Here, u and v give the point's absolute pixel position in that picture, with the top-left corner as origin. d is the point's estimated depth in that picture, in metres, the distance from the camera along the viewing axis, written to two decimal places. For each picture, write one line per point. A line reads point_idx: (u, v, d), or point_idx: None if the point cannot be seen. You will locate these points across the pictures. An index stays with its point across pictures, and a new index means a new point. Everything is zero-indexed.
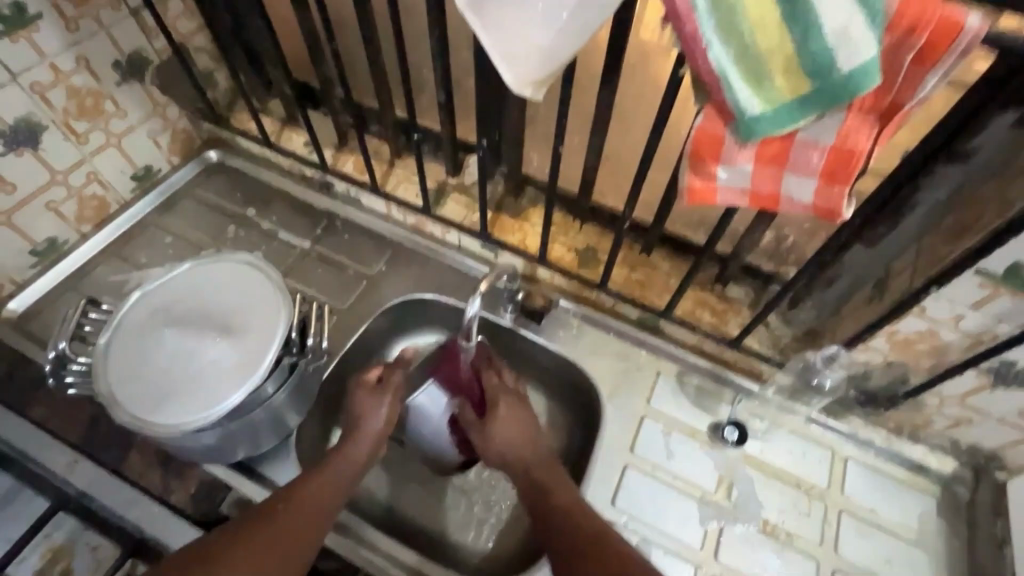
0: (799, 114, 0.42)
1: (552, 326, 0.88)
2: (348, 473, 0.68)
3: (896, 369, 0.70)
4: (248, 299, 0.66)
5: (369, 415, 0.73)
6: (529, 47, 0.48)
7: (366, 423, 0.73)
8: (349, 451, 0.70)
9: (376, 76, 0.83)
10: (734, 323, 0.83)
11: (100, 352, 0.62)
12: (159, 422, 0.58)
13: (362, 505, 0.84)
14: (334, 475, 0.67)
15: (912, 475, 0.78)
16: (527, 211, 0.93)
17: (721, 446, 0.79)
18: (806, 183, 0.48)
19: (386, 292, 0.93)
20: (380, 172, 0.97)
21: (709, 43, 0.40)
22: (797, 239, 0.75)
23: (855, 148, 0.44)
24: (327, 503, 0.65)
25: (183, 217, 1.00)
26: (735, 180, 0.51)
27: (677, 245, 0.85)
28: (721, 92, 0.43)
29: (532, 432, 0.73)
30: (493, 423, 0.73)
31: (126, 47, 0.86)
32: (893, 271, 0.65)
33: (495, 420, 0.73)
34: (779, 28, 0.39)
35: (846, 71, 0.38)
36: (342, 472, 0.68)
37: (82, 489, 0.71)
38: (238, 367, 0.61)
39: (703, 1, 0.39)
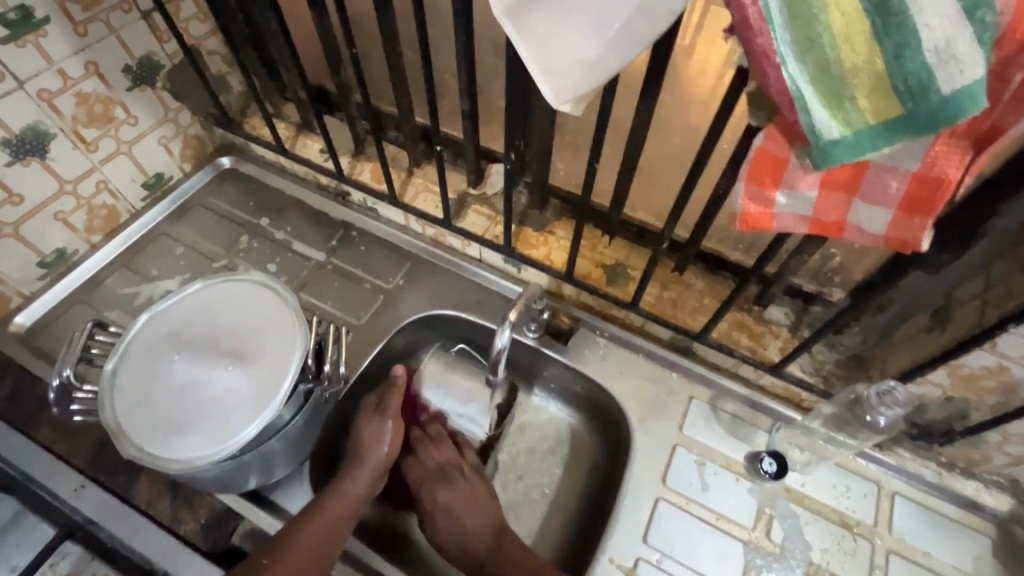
0: (882, 140, 0.37)
1: (578, 346, 0.84)
2: (342, 515, 0.65)
3: (956, 405, 0.64)
4: (262, 323, 0.62)
5: (369, 434, 0.71)
6: (575, 60, 0.43)
7: (368, 445, 0.70)
8: (348, 486, 0.68)
9: (396, 82, 0.79)
10: (774, 347, 0.78)
11: (107, 378, 0.58)
12: (168, 456, 0.54)
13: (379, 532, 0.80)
14: (331, 517, 0.64)
15: (965, 513, 0.73)
16: (553, 224, 0.88)
17: (759, 478, 0.74)
18: (880, 212, 0.44)
19: (403, 308, 0.89)
20: (398, 181, 0.93)
21: (784, 57, 0.36)
22: (844, 259, 0.70)
23: (943, 177, 0.39)
24: (326, 546, 0.62)
25: (194, 227, 0.97)
26: (796, 206, 0.46)
27: (712, 263, 0.80)
28: (794, 113, 0.38)
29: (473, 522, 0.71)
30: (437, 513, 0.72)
31: (137, 51, 0.83)
32: (955, 300, 0.60)
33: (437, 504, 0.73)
34: (869, 42, 0.34)
35: (947, 93, 0.33)
36: (335, 511, 0.65)
37: (90, 516, 0.69)
38: (251, 397, 0.57)
39: (779, 12, 0.35)
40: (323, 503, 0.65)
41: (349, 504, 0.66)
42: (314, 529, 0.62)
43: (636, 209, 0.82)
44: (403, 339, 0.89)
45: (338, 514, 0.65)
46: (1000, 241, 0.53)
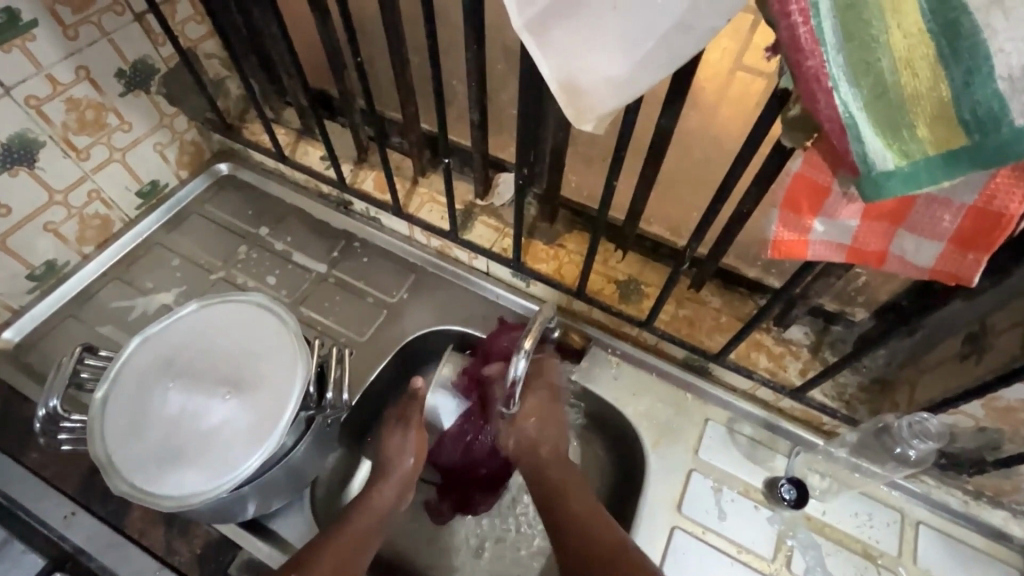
0: (944, 172, 0.33)
1: (590, 365, 0.81)
2: (364, 534, 0.62)
3: (988, 435, 0.62)
4: (261, 348, 0.59)
5: (394, 451, 0.69)
6: (601, 79, 0.40)
7: (393, 461, 0.68)
8: (373, 498, 0.66)
9: (402, 89, 0.75)
10: (794, 369, 0.75)
11: (97, 408, 0.55)
12: (160, 493, 0.51)
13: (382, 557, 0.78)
14: (353, 534, 0.62)
15: (992, 543, 0.70)
16: (563, 237, 0.85)
17: (778, 506, 0.71)
18: (928, 245, 0.40)
19: (407, 323, 0.86)
20: (402, 191, 0.90)
21: (836, 81, 0.33)
22: (870, 280, 0.67)
23: (1004, 212, 0.36)
24: (354, 557, 0.60)
25: (191, 237, 0.93)
26: (835, 235, 0.44)
27: (730, 280, 0.77)
28: (844, 142, 0.35)
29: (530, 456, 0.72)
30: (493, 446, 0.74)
31: (131, 55, 0.79)
32: (991, 328, 0.57)
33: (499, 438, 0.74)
34: (932, 67, 0.31)
35: (1021, 125, 0.30)
36: (359, 529, 0.62)
37: (80, 545, 0.66)
38: (249, 429, 0.54)
39: (833, 34, 0.32)
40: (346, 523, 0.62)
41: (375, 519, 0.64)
42: (339, 550, 0.59)
43: (651, 222, 0.79)
44: (407, 356, 0.86)
45: (361, 532, 0.62)
46: None
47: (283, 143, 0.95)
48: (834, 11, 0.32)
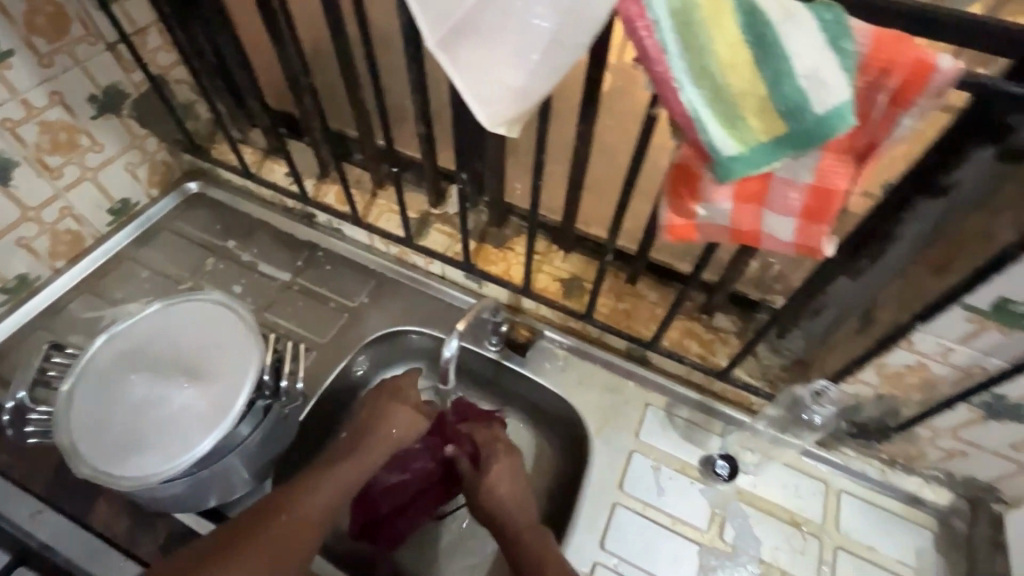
0: (774, 154, 0.41)
1: (538, 357, 0.86)
2: (348, 481, 0.66)
3: (887, 402, 0.68)
4: (219, 342, 0.64)
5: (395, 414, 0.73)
6: (503, 88, 0.46)
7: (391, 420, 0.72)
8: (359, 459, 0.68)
9: (356, 107, 0.82)
10: (723, 353, 0.81)
11: (63, 400, 0.59)
12: (121, 474, 0.55)
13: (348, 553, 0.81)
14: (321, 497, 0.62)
15: (909, 508, 0.76)
16: (512, 240, 0.92)
17: (712, 480, 0.77)
18: (786, 222, 0.47)
19: (367, 325, 0.91)
20: (362, 203, 0.96)
21: (682, 83, 0.40)
22: (783, 267, 0.74)
23: (834, 187, 0.43)
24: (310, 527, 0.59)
25: (161, 251, 0.98)
26: (715, 218, 0.49)
27: (663, 274, 0.84)
28: (695, 133, 0.41)
29: (522, 491, 0.73)
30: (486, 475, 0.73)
31: (103, 81, 0.85)
32: (880, 303, 0.64)
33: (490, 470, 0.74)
34: (751, 69, 0.38)
35: (821, 112, 0.38)
36: (334, 485, 0.64)
37: (44, 542, 0.69)
38: (207, 412, 0.58)
39: (674, 43, 0.39)
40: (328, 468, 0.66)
41: (353, 472, 0.67)
42: (322, 505, 0.62)
43: (590, 224, 0.85)
44: (367, 356, 0.90)
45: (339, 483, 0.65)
46: (913, 245, 0.58)
47: (250, 161, 1.02)
48: (673, 26, 0.39)
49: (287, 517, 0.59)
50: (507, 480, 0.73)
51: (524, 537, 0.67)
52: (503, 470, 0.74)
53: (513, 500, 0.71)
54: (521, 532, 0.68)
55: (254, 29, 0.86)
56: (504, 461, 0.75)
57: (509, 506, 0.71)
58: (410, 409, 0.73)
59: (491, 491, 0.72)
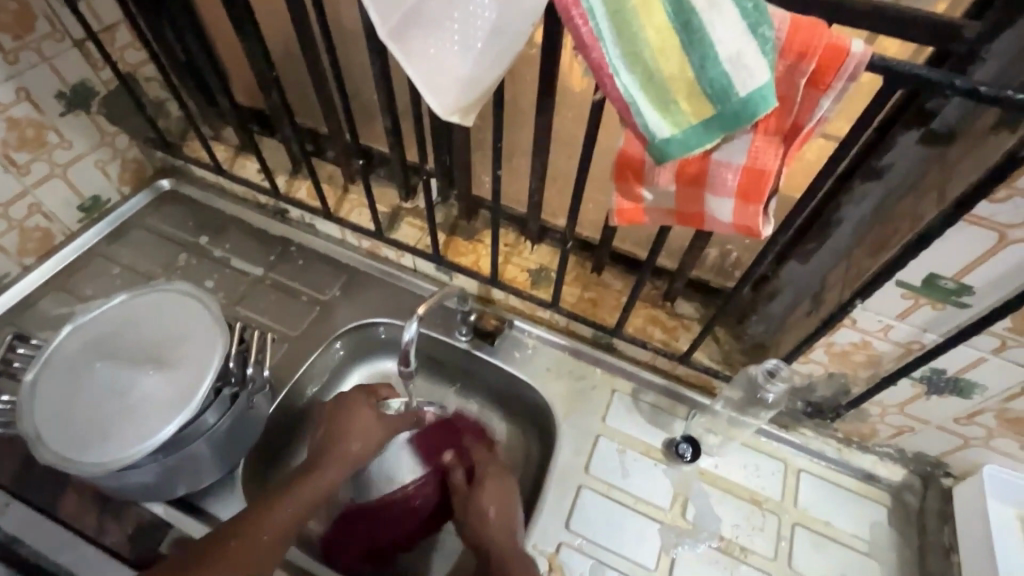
0: (705, 136, 0.43)
1: (506, 347, 0.88)
2: (314, 501, 0.65)
3: (838, 380, 0.71)
4: (185, 330, 0.65)
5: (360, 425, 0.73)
6: (452, 76, 0.48)
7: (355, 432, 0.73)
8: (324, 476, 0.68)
9: (324, 102, 0.84)
10: (685, 339, 0.84)
11: (27, 390, 0.61)
12: (83, 460, 0.56)
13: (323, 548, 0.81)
14: (286, 512, 0.63)
15: (864, 484, 0.78)
16: (481, 233, 0.93)
17: (676, 462, 0.79)
18: (724, 203, 0.49)
19: (338, 317, 0.92)
20: (334, 198, 0.97)
21: (616, 69, 0.42)
22: (740, 254, 0.76)
23: (765, 168, 0.46)
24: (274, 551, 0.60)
25: (132, 247, 0.98)
26: (660, 200, 0.52)
27: (627, 263, 0.87)
28: (631, 117, 0.44)
29: (512, 511, 0.74)
30: (478, 493, 0.75)
31: (70, 78, 0.86)
32: (827, 284, 0.66)
33: (482, 488, 0.75)
34: (679, 55, 0.40)
35: (744, 95, 0.40)
36: (297, 505, 0.64)
37: (11, 534, 0.69)
38: (170, 399, 0.59)
39: (607, 31, 0.41)
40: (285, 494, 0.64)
41: (312, 497, 0.65)
42: (276, 531, 0.61)
43: (556, 216, 0.87)
44: (341, 347, 0.92)
45: (296, 509, 0.63)
46: (855, 227, 0.61)
47: (222, 158, 1.02)
48: (605, 14, 0.41)
49: (265, 526, 0.61)
50: (500, 498, 0.74)
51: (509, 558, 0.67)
52: (492, 491, 0.75)
53: (500, 524, 0.72)
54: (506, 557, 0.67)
55: (222, 26, 0.87)
56: (493, 482, 0.76)
57: (496, 530, 0.71)
58: (369, 427, 0.73)
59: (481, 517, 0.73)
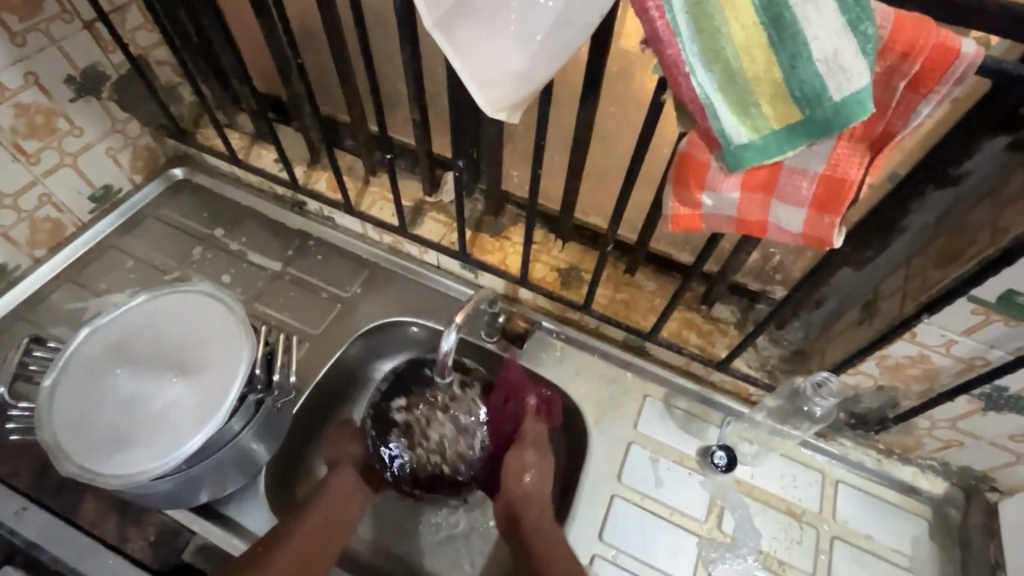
0: (786, 143, 0.40)
1: (535, 349, 0.85)
2: (319, 533, 0.65)
3: (886, 393, 0.69)
4: (210, 334, 0.62)
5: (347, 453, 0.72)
6: (504, 71, 0.44)
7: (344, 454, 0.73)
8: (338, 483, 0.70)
9: (347, 90, 0.79)
10: (722, 344, 0.80)
11: (45, 396, 0.58)
12: (109, 473, 0.54)
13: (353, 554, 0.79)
14: (319, 517, 0.66)
15: (904, 497, 0.76)
16: (508, 230, 0.90)
17: (710, 471, 0.77)
18: (795, 212, 0.46)
19: (360, 315, 0.89)
20: (354, 190, 0.93)
21: (693, 67, 0.38)
22: (784, 258, 0.73)
23: (846, 177, 0.42)
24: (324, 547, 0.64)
25: (145, 239, 0.95)
26: (722, 207, 0.48)
27: (662, 264, 0.83)
28: (706, 120, 0.40)
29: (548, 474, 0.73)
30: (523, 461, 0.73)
31: (80, 62, 0.81)
32: (882, 294, 0.63)
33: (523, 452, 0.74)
34: (766, 53, 0.37)
35: (838, 100, 0.36)
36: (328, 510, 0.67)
37: (30, 540, 0.67)
38: (198, 407, 0.57)
39: (686, 25, 0.37)
40: (291, 537, 0.63)
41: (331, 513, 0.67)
42: (312, 534, 0.64)
43: (588, 213, 0.84)
44: (362, 346, 0.88)
45: (302, 545, 0.63)
46: (919, 235, 0.57)
47: (236, 147, 0.98)
48: (685, 6, 0.36)
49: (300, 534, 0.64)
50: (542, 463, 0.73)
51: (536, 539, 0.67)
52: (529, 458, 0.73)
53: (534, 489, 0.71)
54: (550, 537, 0.66)
55: (239, 8, 0.83)
56: (540, 454, 0.74)
57: (532, 497, 0.71)
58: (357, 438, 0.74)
59: (522, 495, 0.70)
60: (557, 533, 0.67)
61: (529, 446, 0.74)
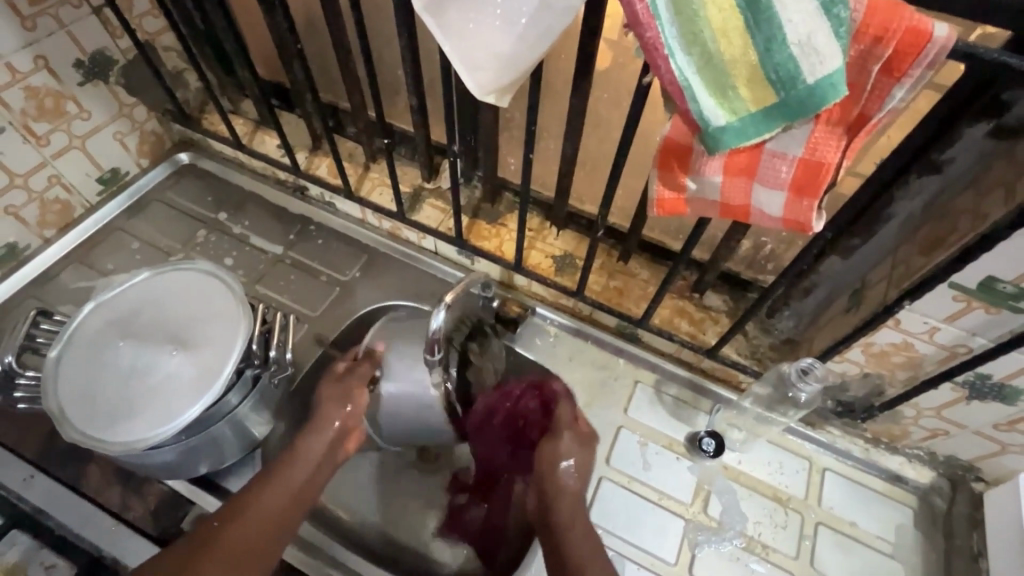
0: (763, 125, 0.41)
1: (529, 334, 0.87)
2: (279, 514, 0.61)
3: (873, 380, 0.69)
4: (208, 310, 0.64)
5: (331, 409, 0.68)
6: (491, 54, 0.45)
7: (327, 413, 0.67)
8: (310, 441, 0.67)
9: (347, 77, 0.81)
10: (712, 332, 0.81)
11: (51, 366, 0.60)
12: (111, 440, 0.56)
13: (347, 530, 0.81)
14: (283, 482, 0.64)
15: (890, 485, 0.77)
16: (505, 217, 0.91)
17: (698, 457, 0.78)
18: (775, 197, 0.46)
19: (359, 299, 0.90)
20: (354, 176, 0.95)
21: (672, 50, 0.39)
22: (775, 247, 0.74)
23: (823, 161, 0.43)
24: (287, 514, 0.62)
25: (151, 222, 0.97)
26: (705, 191, 0.49)
27: (655, 252, 0.84)
28: (685, 103, 0.41)
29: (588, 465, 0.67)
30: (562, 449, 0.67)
31: (88, 46, 0.83)
32: (868, 282, 0.64)
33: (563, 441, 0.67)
34: (742, 37, 0.37)
35: (811, 82, 0.37)
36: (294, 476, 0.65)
37: (38, 506, 0.70)
38: (196, 379, 0.59)
39: (665, 9, 0.38)
40: (251, 505, 0.61)
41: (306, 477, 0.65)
42: (277, 500, 0.62)
43: (583, 201, 0.84)
44: (360, 329, 0.90)
45: (255, 524, 0.60)
46: (904, 223, 0.58)
47: (240, 133, 1.00)
48: None
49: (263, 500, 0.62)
50: (582, 453, 0.67)
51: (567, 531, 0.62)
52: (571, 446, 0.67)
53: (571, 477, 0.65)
54: (568, 534, 0.62)
55: None
56: (581, 444, 0.67)
57: (567, 486, 0.65)
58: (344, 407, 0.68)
59: (553, 481, 0.66)
60: (587, 526, 0.62)
61: (564, 436, 0.67)
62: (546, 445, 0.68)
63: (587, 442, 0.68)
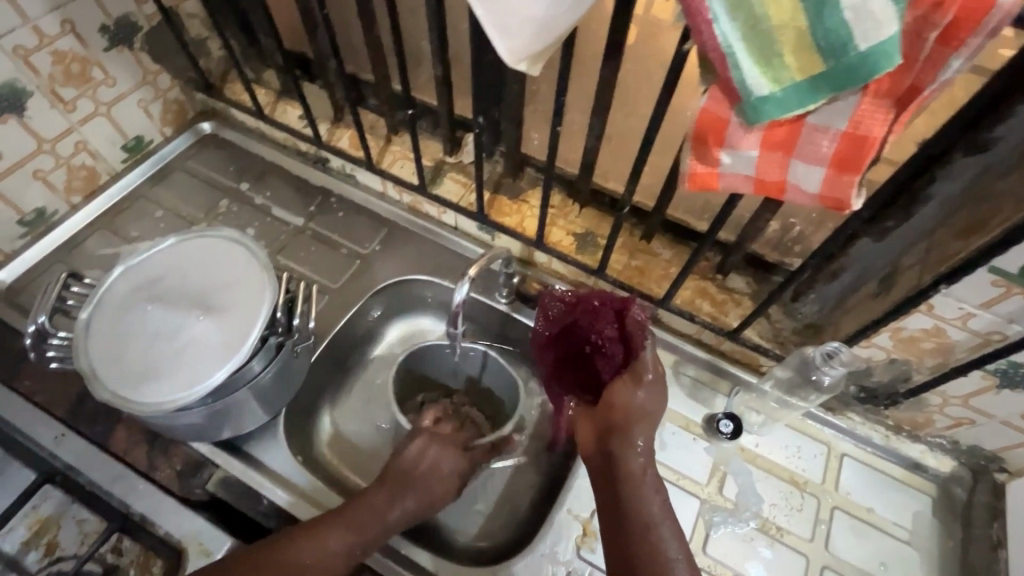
0: (808, 96, 0.39)
1: None
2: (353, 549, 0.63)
3: (899, 367, 0.68)
4: (233, 277, 0.65)
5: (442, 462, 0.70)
6: (523, 20, 0.44)
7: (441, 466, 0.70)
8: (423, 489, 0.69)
9: (372, 47, 0.80)
10: (734, 314, 0.80)
11: (82, 327, 0.62)
12: (140, 401, 0.57)
13: None
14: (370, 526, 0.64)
15: (909, 473, 0.76)
16: (527, 193, 0.90)
17: (716, 438, 0.78)
18: (814, 171, 0.45)
19: (378, 272, 0.91)
20: (376, 148, 0.94)
21: (716, 15, 0.37)
22: (804, 228, 0.72)
23: (868, 134, 0.42)
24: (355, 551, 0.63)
25: (174, 190, 0.98)
26: (739, 166, 0.47)
27: (679, 232, 0.83)
28: (727, 71, 0.40)
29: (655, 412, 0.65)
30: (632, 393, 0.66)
31: (114, 11, 0.83)
32: (901, 267, 0.62)
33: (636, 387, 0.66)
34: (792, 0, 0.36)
35: (863, 50, 0.36)
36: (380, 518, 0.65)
37: (69, 463, 0.72)
38: (222, 344, 0.60)
39: None
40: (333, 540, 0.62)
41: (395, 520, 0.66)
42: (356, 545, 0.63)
43: (607, 178, 0.83)
44: (380, 301, 0.91)
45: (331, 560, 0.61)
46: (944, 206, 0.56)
47: (262, 103, 0.99)
48: None
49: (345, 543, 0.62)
50: (649, 400, 0.65)
51: (625, 488, 0.60)
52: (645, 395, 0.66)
53: (639, 423, 0.64)
54: (636, 486, 0.60)
55: None
56: (649, 389, 0.66)
57: (636, 427, 0.64)
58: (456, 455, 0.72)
59: (620, 421, 0.64)
60: (646, 483, 0.60)
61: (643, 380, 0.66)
62: (624, 385, 0.67)
63: (662, 393, 0.66)
